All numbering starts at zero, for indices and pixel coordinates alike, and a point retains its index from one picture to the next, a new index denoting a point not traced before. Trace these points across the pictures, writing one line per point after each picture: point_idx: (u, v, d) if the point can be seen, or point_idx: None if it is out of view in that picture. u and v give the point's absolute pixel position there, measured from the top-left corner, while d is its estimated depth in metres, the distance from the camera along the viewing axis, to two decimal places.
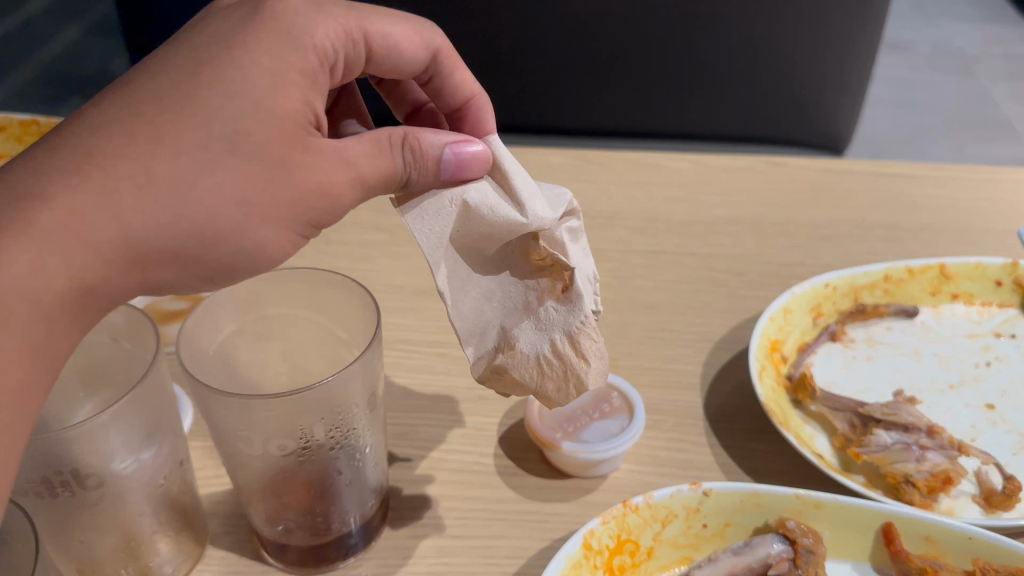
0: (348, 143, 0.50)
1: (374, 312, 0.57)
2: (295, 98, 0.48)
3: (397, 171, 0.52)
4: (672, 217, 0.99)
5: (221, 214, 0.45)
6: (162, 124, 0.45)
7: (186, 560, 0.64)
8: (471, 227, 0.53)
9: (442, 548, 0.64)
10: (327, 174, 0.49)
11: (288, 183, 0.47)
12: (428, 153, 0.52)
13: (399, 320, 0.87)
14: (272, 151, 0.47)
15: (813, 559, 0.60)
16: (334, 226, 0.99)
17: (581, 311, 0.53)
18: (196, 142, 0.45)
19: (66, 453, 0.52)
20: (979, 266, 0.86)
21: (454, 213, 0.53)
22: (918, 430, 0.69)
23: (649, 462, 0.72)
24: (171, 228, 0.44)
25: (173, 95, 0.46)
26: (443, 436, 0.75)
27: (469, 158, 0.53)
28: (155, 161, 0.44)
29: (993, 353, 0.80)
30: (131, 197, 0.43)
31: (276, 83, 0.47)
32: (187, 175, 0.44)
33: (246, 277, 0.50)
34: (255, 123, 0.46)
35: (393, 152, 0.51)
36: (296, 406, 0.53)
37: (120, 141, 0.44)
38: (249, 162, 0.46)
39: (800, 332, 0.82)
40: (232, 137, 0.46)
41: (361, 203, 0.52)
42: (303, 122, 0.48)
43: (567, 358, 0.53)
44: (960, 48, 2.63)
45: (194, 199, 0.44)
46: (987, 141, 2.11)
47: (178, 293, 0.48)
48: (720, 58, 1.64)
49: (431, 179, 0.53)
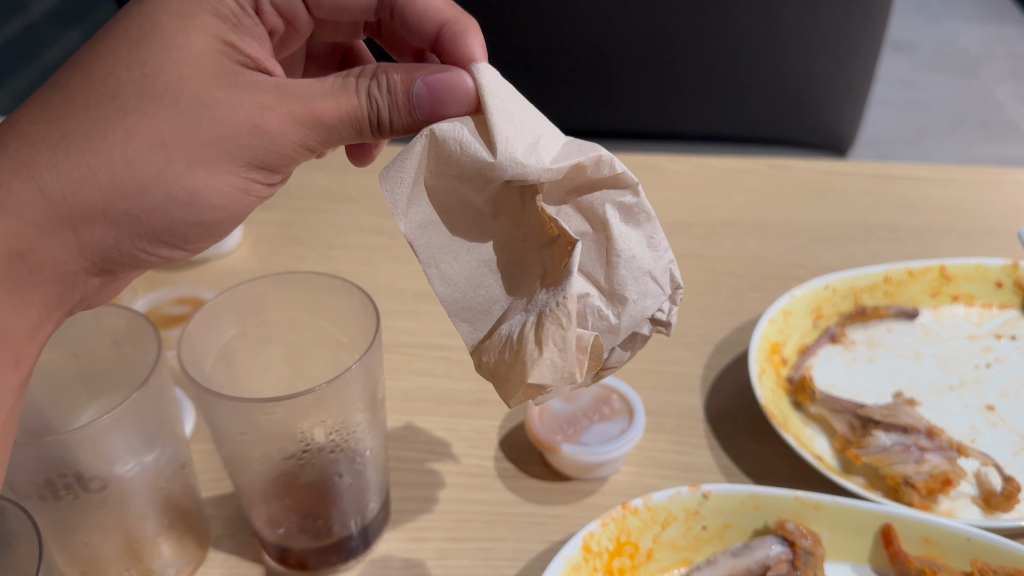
0: (296, 83, 0.51)
1: (374, 317, 0.57)
2: (204, 41, 0.51)
3: (364, 110, 0.51)
4: (673, 219, 1.00)
5: (139, 158, 0.48)
6: (77, 90, 0.49)
7: (188, 562, 0.64)
8: (442, 165, 0.47)
9: (443, 550, 0.65)
10: (259, 111, 0.50)
11: (205, 117, 0.49)
12: (396, 86, 0.51)
13: (401, 323, 0.87)
14: (183, 90, 0.49)
15: (812, 560, 0.61)
16: (336, 230, 0.99)
17: (561, 291, 0.44)
18: (105, 95, 0.49)
19: (70, 456, 0.52)
20: (980, 267, 0.86)
21: (423, 150, 0.47)
22: (918, 431, 0.69)
23: (649, 464, 0.72)
24: (88, 180, 0.48)
25: (95, 61, 0.50)
26: (445, 439, 0.75)
27: (443, 88, 0.48)
28: (67, 121, 0.48)
29: (993, 354, 0.80)
30: (44, 157, 0.47)
31: (183, 32, 0.51)
32: (98, 127, 0.48)
33: (195, 224, 0.53)
34: (162, 69, 0.49)
35: (358, 91, 0.51)
36: (297, 411, 0.54)
37: (41, 114, 0.49)
38: (161, 104, 0.49)
39: (800, 334, 0.82)
40: (141, 84, 0.49)
41: (325, 139, 0.52)
42: (218, 61, 0.51)
43: (527, 343, 0.45)
44: (964, 48, 2.62)
45: (106, 146, 0.48)
46: (991, 141, 2.11)
47: (125, 249, 0.52)
48: (722, 59, 1.65)
49: (405, 112, 0.51)
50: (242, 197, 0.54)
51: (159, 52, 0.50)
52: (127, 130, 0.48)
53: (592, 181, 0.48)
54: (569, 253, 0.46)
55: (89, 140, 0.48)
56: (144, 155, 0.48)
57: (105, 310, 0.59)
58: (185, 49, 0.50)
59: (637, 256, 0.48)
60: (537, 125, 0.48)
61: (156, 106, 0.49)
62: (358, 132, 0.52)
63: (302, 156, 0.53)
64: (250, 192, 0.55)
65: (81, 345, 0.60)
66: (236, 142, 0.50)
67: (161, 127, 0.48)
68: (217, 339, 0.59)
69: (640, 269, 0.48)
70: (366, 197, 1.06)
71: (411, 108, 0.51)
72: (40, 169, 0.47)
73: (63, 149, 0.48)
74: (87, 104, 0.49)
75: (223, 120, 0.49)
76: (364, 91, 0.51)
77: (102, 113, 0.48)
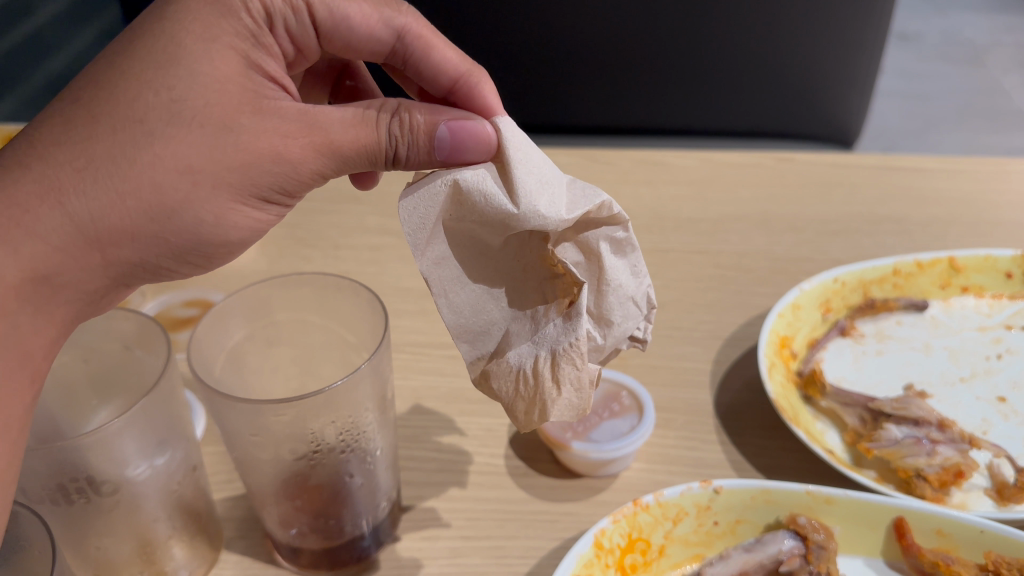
0: (319, 111, 0.51)
1: (382, 317, 0.57)
2: (231, 59, 0.51)
3: (383, 142, 0.52)
4: (680, 215, 0.99)
5: (168, 186, 0.48)
6: (98, 108, 0.48)
7: (201, 564, 0.65)
8: (462, 212, 0.48)
9: (455, 549, 0.65)
10: (283, 139, 0.50)
11: (233, 146, 0.49)
12: (420, 128, 0.51)
13: (408, 323, 0.87)
14: (212, 116, 0.49)
15: (826, 555, 0.60)
16: (342, 231, 0.99)
17: (572, 331, 0.47)
18: (131, 117, 0.48)
19: (83, 460, 0.52)
20: (989, 258, 0.85)
21: (443, 194, 0.47)
22: (929, 424, 0.69)
23: (659, 460, 0.72)
24: (117, 207, 0.47)
25: (115, 78, 0.49)
26: (455, 437, 0.75)
27: (467, 140, 0.49)
28: (92, 144, 0.47)
29: (1004, 345, 0.80)
30: (70, 181, 0.47)
31: (209, 48, 0.50)
32: (125, 152, 0.47)
33: (215, 245, 0.53)
34: (189, 91, 0.49)
35: (378, 124, 0.52)
36: (307, 411, 0.54)
37: (62, 131, 0.48)
38: (189, 129, 0.48)
39: (810, 328, 0.81)
40: (169, 107, 0.48)
41: (339, 169, 0.53)
42: (245, 80, 0.51)
43: (545, 381, 0.48)
44: (971, 39, 2.61)
45: (136, 173, 0.47)
46: (999, 131, 2.10)
47: (148, 267, 0.52)
48: (726, 53, 1.64)
49: (424, 154, 0.52)
50: (258, 219, 0.55)
51: (186, 75, 0.49)
52: (156, 156, 0.48)
53: (590, 220, 0.50)
54: (573, 293, 0.48)
55: (116, 167, 0.47)
56: (171, 179, 0.48)
57: (114, 313, 0.59)
58: (211, 72, 0.50)
59: (625, 284, 0.51)
60: (552, 181, 0.49)
61: (184, 132, 0.48)
62: (373, 164, 0.53)
63: (317, 182, 0.54)
64: (264, 216, 0.55)
65: (91, 348, 0.60)
66: (261, 170, 0.50)
67: (189, 154, 0.48)
68: (225, 344, 0.59)
69: (625, 294, 0.51)
70: (372, 197, 1.06)
71: (432, 147, 0.51)
72: (66, 195, 0.47)
73: (89, 175, 0.47)
74: (113, 127, 0.48)
75: (248, 148, 0.49)
76: (387, 128, 0.52)
77: (129, 138, 0.48)
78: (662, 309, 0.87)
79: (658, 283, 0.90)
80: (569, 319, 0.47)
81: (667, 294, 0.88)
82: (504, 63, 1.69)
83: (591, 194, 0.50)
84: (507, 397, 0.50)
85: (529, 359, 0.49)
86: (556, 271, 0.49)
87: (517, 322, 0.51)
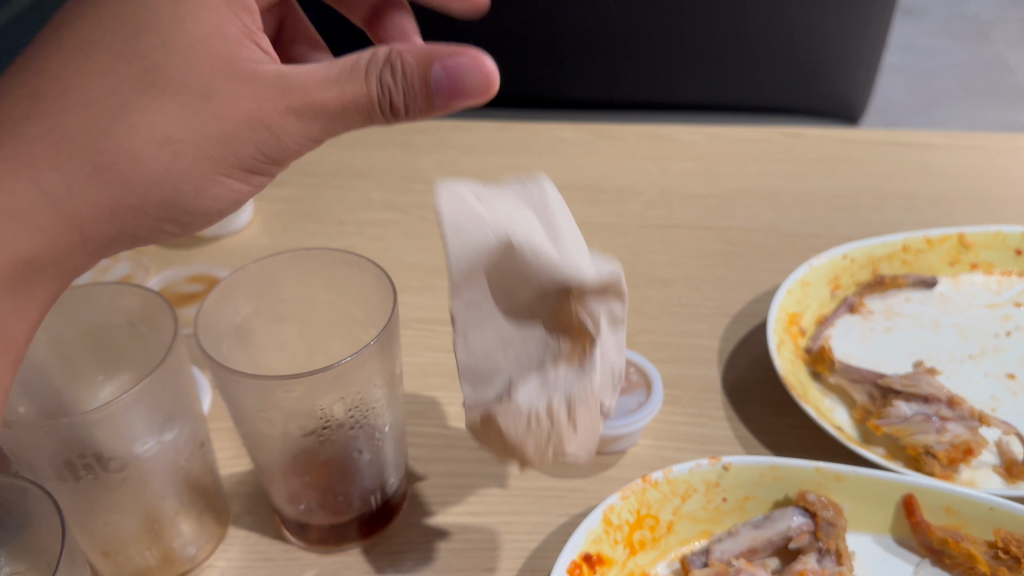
0: (298, 70, 0.50)
1: (390, 295, 0.57)
2: (203, 25, 0.50)
3: (376, 95, 0.49)
4: (687, 191, 0.99)
5: (145, 158, 0.47)
6: (70, 82, 0.48)
7: (209, 540, 0.65)
8: (510, 264, 0.42)
9: (463, 525, 0.65)
10: (260, 103, 0.49)
11: (210, 114, 0.48)
12: (413, 73, 0.48)
13: (413, 298, 0.86)
14: (186, 86, 0.48)
15: (834, 531, 0.61)
16: (346, 205, 0.98)
17: (588, 382, 0.47)
18: (104, 91, 0.47)
19: (90, 435, 0.52)
20: (999, 235, 0.83)
21: (495, 244, 0.41)
22: (939, 402, 0.69)
23: (667, 437, 0.72)
24: (94, 180, 0.47)
25: (86, 53, 0.49)
26: (462, 414, 0.75)
27: (461, 71, 0.48)
28: (64, 118, 0.47)
29: (1013, 322, 0.79)
30: (44, 156, 0.46)
31: (179, 16, 0.50)
32: (99, 125, 0.47)
33: (200, 216, 0.52)
34: (160, 61, 0.48)
35: (368, 77, 0.49)
36: (318, 387, 0.54)
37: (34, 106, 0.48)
38: (162, 100, 0.48)
39: (818, 304, 0.81)
40: (141, 78, 0.48)
41: (327, 132, 0.51)
42: (219, 45, 0.50)
43: (559, 423, 0.47)
44: (976, 13, 2.59)
45: (111, 146, 0.47)
46: (1005, 107, 2.08)
47: (131, 242, 0.51)
48: (731, 27, 1.62)
49: (421, 97, 0.49)
50: (242, 190, 0.53)
51: (158, 45, 0.49)
52: (131, 127, 0.47)
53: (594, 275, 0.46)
54: (586, 348, 0.47)
55: (91, 139, 0.46)
56: (149, 151, 0.47)
57: (120, 288, 0.59)
58: (184, 40, 0.49)
59: (614, 357, 0.50)
60: (579, 248, 0.46)
61: (158, 102, 0.48)
62: (365, 117, 0.50)
63: (304, 149, 0.52)
64: (249, 186, 0.54)
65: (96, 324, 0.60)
66: (241, 137, 0.49)
67: (166, 124, 0.47)
68: (231, 321, 0.58)
69: (610, 366, 0.50)
70: (376, 170, 1.05)
71: (428, 88, 0.49)
72: (42, 169, 0.46)
73: (64, 149, 0.46)
74: (85, 101, 0.47)
75: (225, 114, 0.48)
76: (377, 76, 0.49)
77: (103, 110, 0.47)
78: (670, 285, 0.86)
79: (666, 259, 0.89)
80: (586, 367, 0.47)
81: (675, 271, 0.88)
82: (507, 37, 1.67)
83: (604, 264, 0.47)
84: (516, 436, 0.46)
85: (541, 402, 0.46)
86: (570, 326, 0.46)
87: (520, 369, 0.45)
